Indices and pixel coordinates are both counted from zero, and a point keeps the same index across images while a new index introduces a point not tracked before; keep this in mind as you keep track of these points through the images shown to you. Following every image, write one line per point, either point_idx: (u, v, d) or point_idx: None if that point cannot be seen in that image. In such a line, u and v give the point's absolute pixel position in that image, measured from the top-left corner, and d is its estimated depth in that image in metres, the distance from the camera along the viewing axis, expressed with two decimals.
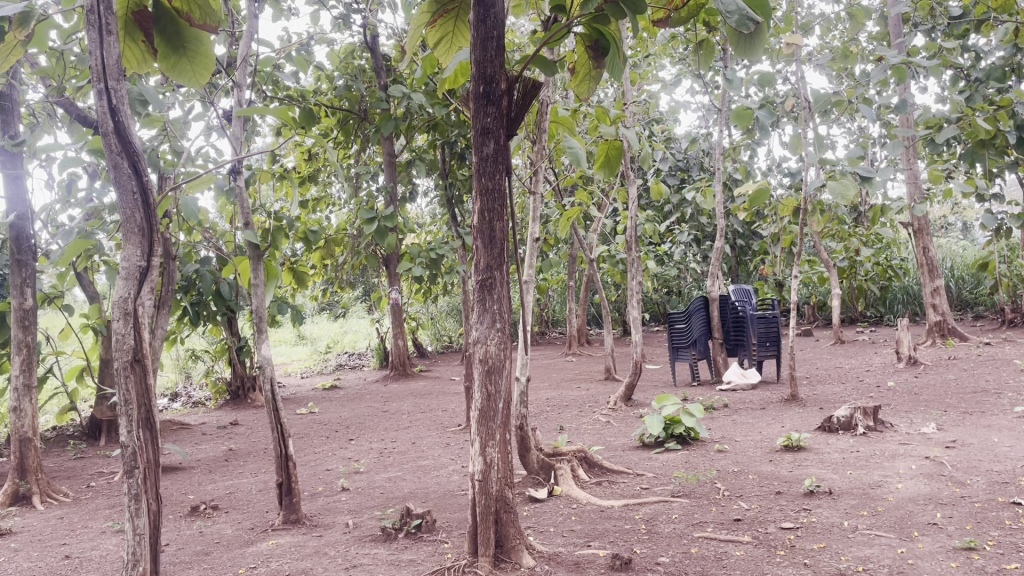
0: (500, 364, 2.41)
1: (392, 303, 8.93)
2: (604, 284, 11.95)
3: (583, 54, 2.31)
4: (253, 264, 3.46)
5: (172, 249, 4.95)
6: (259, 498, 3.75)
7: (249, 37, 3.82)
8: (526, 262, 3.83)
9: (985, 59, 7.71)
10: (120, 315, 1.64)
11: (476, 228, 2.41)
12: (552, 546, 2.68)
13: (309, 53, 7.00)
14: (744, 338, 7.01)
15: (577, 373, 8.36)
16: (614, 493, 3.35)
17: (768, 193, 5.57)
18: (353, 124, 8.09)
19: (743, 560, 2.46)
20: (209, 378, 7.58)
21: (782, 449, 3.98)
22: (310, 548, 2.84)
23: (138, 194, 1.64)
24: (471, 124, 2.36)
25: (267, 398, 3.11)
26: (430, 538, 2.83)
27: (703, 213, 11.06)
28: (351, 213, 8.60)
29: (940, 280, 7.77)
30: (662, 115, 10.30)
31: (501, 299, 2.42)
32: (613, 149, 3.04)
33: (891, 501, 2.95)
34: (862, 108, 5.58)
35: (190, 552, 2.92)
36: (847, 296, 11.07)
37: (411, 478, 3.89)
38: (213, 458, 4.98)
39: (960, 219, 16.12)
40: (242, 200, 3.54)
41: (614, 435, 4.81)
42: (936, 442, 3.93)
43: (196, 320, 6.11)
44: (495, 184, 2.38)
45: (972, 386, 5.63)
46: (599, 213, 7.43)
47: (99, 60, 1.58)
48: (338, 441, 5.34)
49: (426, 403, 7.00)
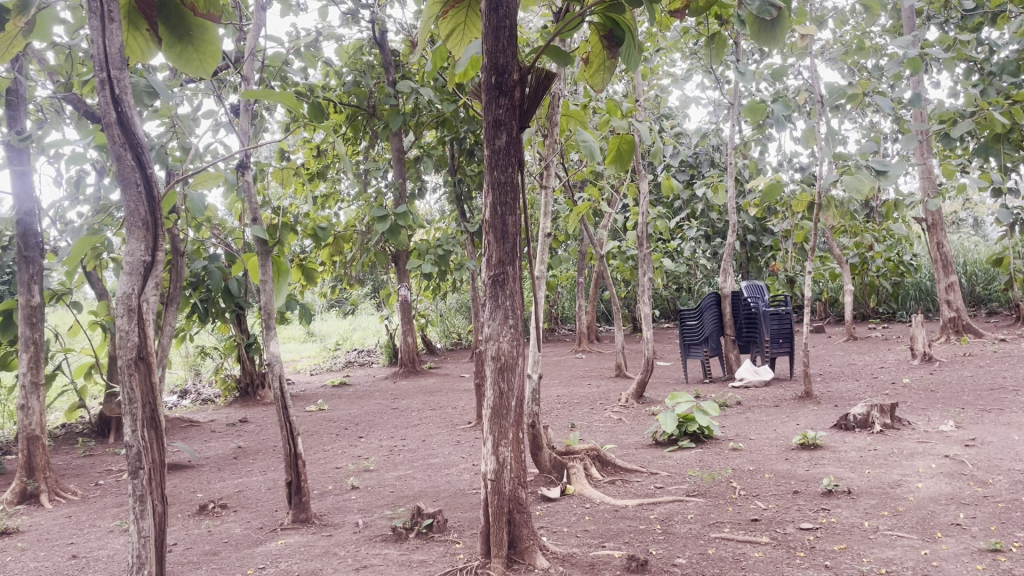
0: (512, 362, 2.36)
1: (402, 300, 8.88)
2: (614, 280, 11.88)
3: (597, 45, 2.25)
4: (262, 261, 3.42)
5: (181, 246, 4.92)
6: (268, 497, 3.71)
7: (256, 30, 3.78)
8: (537, 259, 3.77)
9: (1000, 52, 7.61)
10: (124, 311, 1.59)
11: (488, 222, 2.35)
12: (565, 547, 2.63)
13: (318, 48, 6.95)
14: (756, 334, 6.94)
15: (588, 370, 8.31)
16: (627, 493, 3.29)
17: (781, 188, 5.48)
18: (363, 120, 8.05)
19: (762, 561, 2.40)
20: (219, 375, 7.54)
21: (797, 447, 3.92)
22: (319, 549, 2.79)
23: (142, 187, 1.60)
24: (482, 117, 2.31)
25: (276, 396, 3.07)
26: (441, 538, 2.78)
27: (713, 210, 11.00)
28: (361, 210, 8.57)
29: (954, 276, 7.67)
30: (673, 110, 10.22)
31: (513, 295, 2.37)
32: (624, 144, 2.97)
33: (912, 501, 2.88)
34: (878, 101, 5.50)
35: (198, 552, 2.88)
36: (859, 293, 10.93)
37: (421, 476, 3.84)
38: (222, 456, 4.94)
39: (972, 214, 15.99)
40: (250, 196, 3.49)
41: (626, 433, 4.75)
42: (956, 440, 3.86)
43: (204, 318, 6.07)
44: (506, 178, 2.33)
45: (989, 382, 5.55)
46: (610, 210, 7.28)
47: (101, 50, 1.53)
48: (347, 439, 5.30)
49: (436, 400, 6.97)
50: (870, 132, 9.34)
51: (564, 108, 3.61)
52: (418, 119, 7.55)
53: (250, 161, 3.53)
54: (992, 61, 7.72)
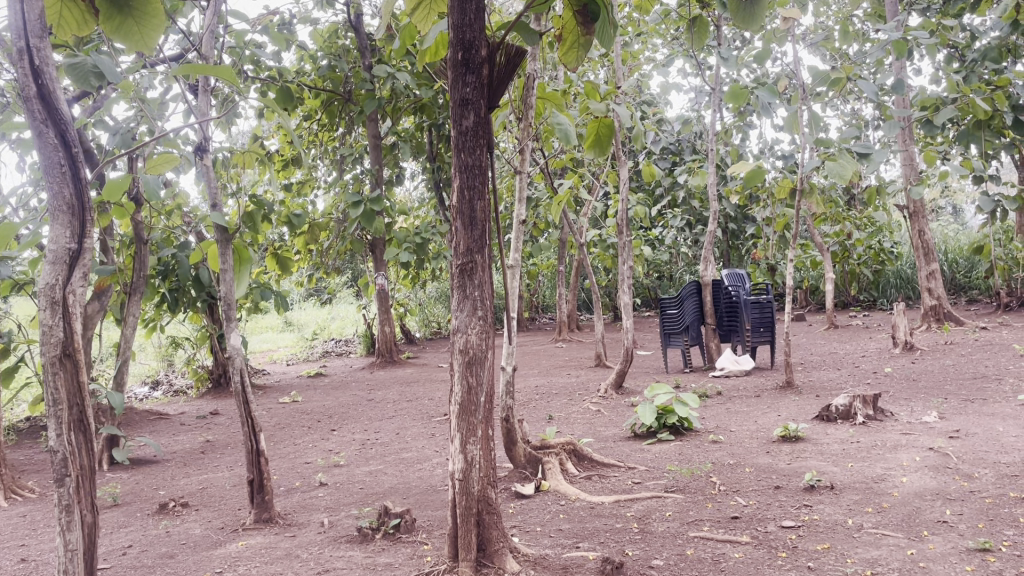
0: (481, 356, 2.25)
1: (379, 290, 8.74)
2: (595, 269, 11.80)
3: (570, 19, 2.08)
4: (221, 249, 3.22)
5: (144, 234, 4.77)
6: (232, 494, 3.57)
7: (216, 5, 3.62)
8: (512, 246, 3.61)
9: (981, 39, 7.57)
10: (47, 304, 1.45)
11: (456, 208, 2.23)
12: (538, 548, 2.52)
13: (291, 32, 6.78)
14: (737, 324, 6.81)
15: (567, 359, 8.21)
16: (604, 489, 3.19)
17: (762, 175, 5.33)
18: (338, 105, 7.94)
19: (742, 562, 2.30)
20: (190, 365, 7.37)
21: (778, 440, 3.83)
22: (281, 551, 2.66)
23: (67, 167, 1.45)
24: (449, 95, 2.18)
25: (236, 390, 2.93)
26: (409, 539, 2.67)
27: (695, 198, 10.94)
28: (337, 197, 8.41)
29: (935, 264, 7.59)
30: (655, 97, 10.11)
31: (482, 285, 2.25)
32: (603, 128, 2.83)
33: (897, 497, 2.79)
34: (861, 86, 5.39)
35: (153, 555, 2.73)
36: (840, 281, 10.87)
37: (392, 472, 3.72)
38: (189, 451, 4.80)
39: (951, 202, 16.07)
40: (210, 183, 3.32)
41: (605, 425, 4.64)
42: (940, 432, 3.77)
43: (174, 308, 5.85)
44: (474, 160, 2.20)
45: (971, 371, 5.49)
46: (590, 198, 7.14)
47: (18, 14, 1.37)
48: (320, 432, 5.16)
49: (412, 391, 6.84)
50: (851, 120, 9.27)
51: (540, 90, 3.45)
52: (395, 104, 7.40)
53: (211, 143, 3.36)
54: (973, 47, 7.68)
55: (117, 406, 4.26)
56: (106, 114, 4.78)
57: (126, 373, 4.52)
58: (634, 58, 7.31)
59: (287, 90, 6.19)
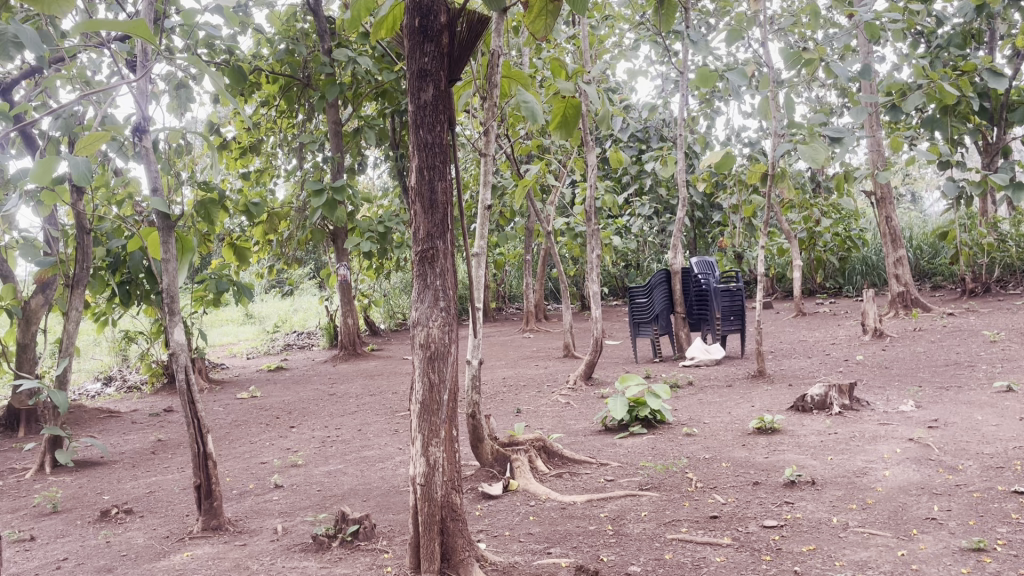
0: (444, 351, 2.07)
1: (342, 280, 8.47)
2: (561, 258, 11.67)
3: None
4: (162, 237, 2.92)
5: (88, 223, 4.51)
6: (181, 499, 3.36)
7: None
8: (478, 233, 3.38)
9: (946, 25, 7.56)
10: None
11: (414, 190, 2.04)
12: (506, 555, 2.35)
13: (247, 15, 6.50)
14: (707, 312, 6.70)
15: (535, 350, 8.06)
16: (576, 487, 3.03)
17: (732, 162, 5.16)
18: (297, 91, 7.70)
19: (723, 568, 2.15)
20: (144, 360, 7.09)
21: (753, 432, 3.71)
22: (230, 562, 2.47)
23: None
24: (405, 67, 2.00)
25: (181, 389, 2.72)
26: (367, 547, 2.50)
27: (662, 186, 10.99)
28: (297, 184, 8.17)
29: (902, 250, 7.49)
30: (621, 84, 9.98)
31: (444, 274, 2.07)
32: (569, 108, 2.67)
33: (881, 492, 2.67)
34: (834, 67, 5.23)
35: (89, 569, 2.51)
36: (806, 268, 10.78)
37: (353, 472, 3.54)
38: (139, 451, 4.56)
39: (909, 189, 16.31)
40: (151, 167, 3.09)
41: (574, 418, 4.49)
42: (918, 422, 3.67)
43: (126, 302, 5.56)
44: (434, 138, 2.01)
45: (943, 358, 5.43)
46: (556, 186, 6.92)
47: None
48: (278, 429, 4.95)
49: (376, 385, 6.65)
50: (817, 106, 9.26)
51: (506, 71, 3.23)
52: (356, 89, 7.17)
53: (151, 124, 3.13)
54: (938, 33, 7.66)
55: (61, 406, 3.98)
56: (50, 97, 4.52)
57: (70, 370, 4.26)
58: (601, 43, 7.08)
59: (239, 70, 5.89)
